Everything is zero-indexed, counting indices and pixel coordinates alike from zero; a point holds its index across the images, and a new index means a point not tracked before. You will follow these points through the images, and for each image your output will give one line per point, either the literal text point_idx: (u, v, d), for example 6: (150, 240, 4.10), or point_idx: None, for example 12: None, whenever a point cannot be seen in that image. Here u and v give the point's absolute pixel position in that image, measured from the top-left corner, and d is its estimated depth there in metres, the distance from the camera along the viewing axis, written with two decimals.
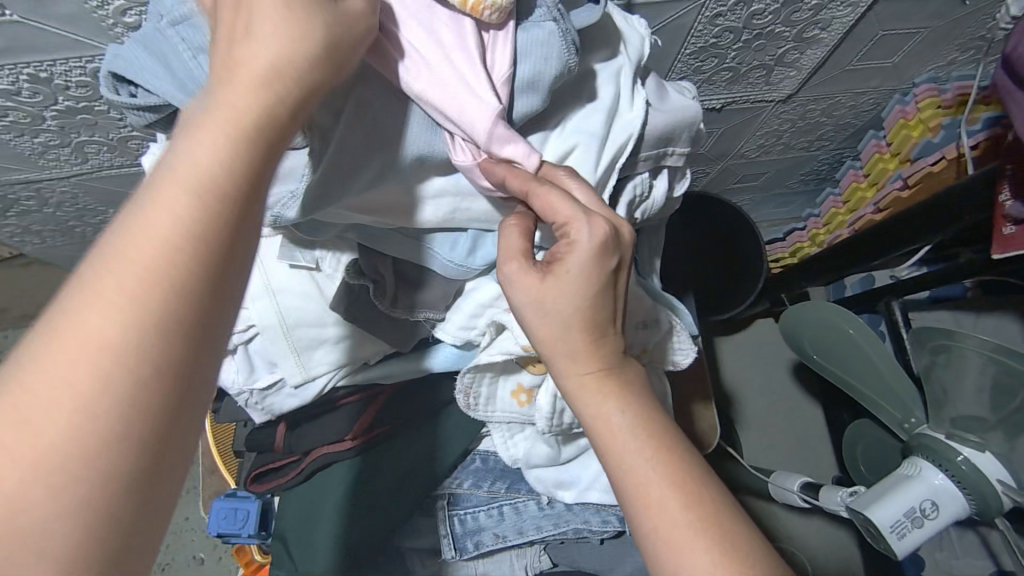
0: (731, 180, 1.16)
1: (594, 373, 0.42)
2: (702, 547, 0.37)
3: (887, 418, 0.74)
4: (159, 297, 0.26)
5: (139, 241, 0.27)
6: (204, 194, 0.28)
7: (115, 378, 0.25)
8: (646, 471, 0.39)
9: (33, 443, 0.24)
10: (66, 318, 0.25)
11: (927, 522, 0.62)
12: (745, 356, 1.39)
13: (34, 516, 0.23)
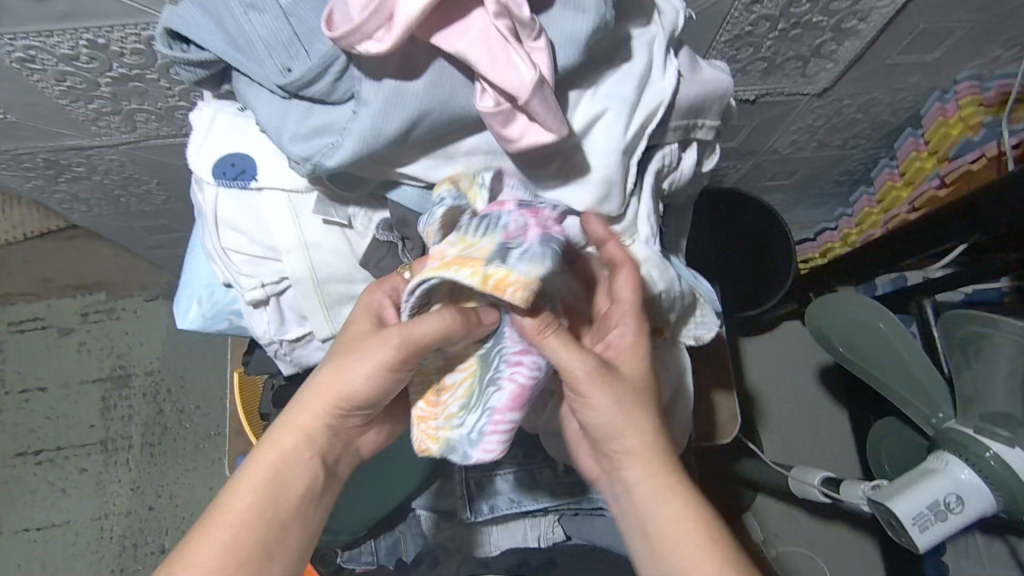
0: (763, 178, 1.15)
1: (648, 481, 0.46)
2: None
3: (913, 414, 0.73)
4: (291, 470, 0.46)
5: (289, 438, 0.47)
6: (257, 515, 0.45)
7: (226, 541, 0.43)
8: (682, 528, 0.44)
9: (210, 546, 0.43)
10: (246, 479, 0.46)
11: (951, 517, 0.61)
12: (771, 357, 1.37)
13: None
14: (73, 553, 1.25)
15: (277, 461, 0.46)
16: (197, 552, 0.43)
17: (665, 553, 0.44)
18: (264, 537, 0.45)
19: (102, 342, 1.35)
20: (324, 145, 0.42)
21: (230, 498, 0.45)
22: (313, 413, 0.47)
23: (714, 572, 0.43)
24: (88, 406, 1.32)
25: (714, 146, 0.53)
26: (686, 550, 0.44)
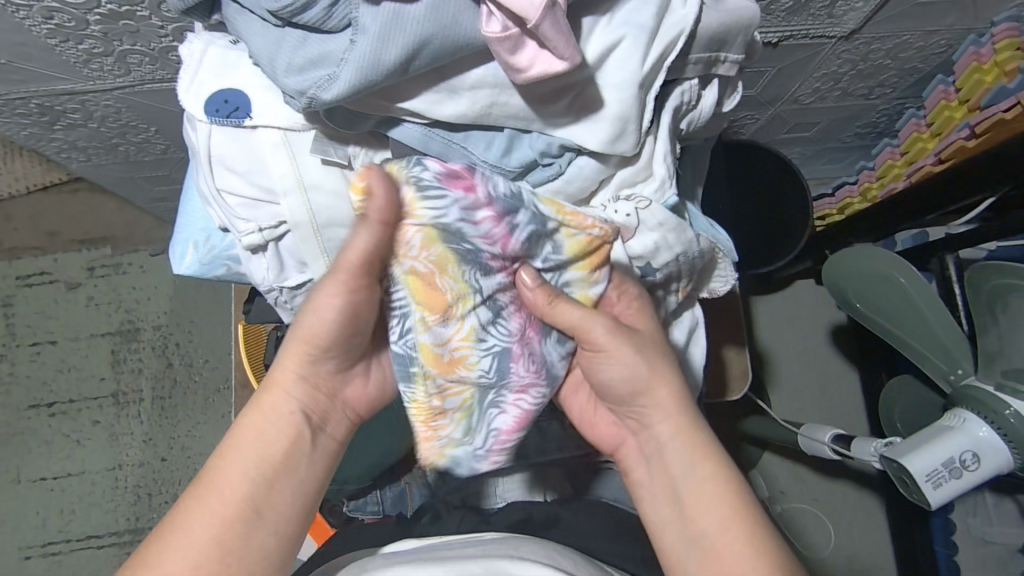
0: (781, 130, 1.10)
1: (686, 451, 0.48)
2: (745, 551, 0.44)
3: (930, 370, 0.71)
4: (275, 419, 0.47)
5: (274, 391, 0.47)
6: (241, 473, 0.45)
7: (215, 489, 0.44)
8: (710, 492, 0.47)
9: (201, 492, 0.44)
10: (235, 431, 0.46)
11: (966, 474, 0.60)
12: (783, 316, 1.35)
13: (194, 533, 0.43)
14: (89, 501, 1.28)
15: (260, 420, 0.47)
16: (185, 513, 0.44)
17: (690, 518, 0.47)
18: (249, 495, 0.45)
19: (110, 296, 1.35)
20: (320, 77, 0.40)
21: (217, 461, 0.45)
22: (290, 370, 0.48)
23: (732, 531, 0.45)
24: (97, 360, 1.33)
25: (737, 83, 0.50)
26: (709, 513, 0.46)
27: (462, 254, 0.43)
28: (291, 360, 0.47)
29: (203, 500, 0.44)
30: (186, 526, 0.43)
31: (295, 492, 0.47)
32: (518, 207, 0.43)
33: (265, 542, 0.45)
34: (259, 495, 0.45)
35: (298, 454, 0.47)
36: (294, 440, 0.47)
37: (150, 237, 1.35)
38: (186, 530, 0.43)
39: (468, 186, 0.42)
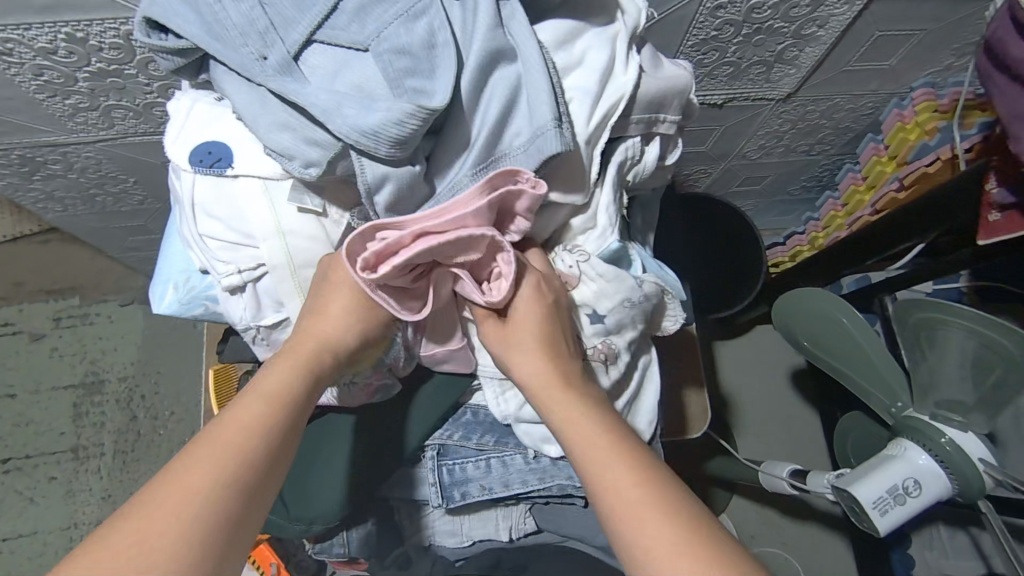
0: (733, 183, 1.18)
1: (643, 468, 0.41)
2: (665, 524, 0.38)
3: (875, 404, 0.75)
4: (317, 357, 0.46)
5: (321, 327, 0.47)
6: (281, 408, 0.43)
7: (262, 404, 0.42)
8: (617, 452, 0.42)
9: (249, 406, 0.42)
10: (281, 358, 0.46)
11: (910, 501, 0.63)
12: (745, 361, 1.40)
13: (238, 440, 0.40)
14: (39, 564, 1.21)
15: (301, 361, 0.46)
16: (222, 436, 0.40)
17: (607, 481, 0.41)
18: (287, 438, 0.43)
19: (75, 347, 1.33)
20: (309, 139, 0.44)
21: (256, 391, 0.43)
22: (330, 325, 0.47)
23: (651, 502, 0.39)
24: (59, 413, 1.30)
25: (677, 141, 0.56)
26: (633, 487, 0.40)
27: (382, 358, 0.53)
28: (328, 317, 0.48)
29: (245, 428, 0.41)
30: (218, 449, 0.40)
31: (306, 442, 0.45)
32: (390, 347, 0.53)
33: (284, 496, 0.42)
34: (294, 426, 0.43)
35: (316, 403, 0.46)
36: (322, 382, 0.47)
37: (120, 287, 1.34)
38: (231, 440, 0.40)
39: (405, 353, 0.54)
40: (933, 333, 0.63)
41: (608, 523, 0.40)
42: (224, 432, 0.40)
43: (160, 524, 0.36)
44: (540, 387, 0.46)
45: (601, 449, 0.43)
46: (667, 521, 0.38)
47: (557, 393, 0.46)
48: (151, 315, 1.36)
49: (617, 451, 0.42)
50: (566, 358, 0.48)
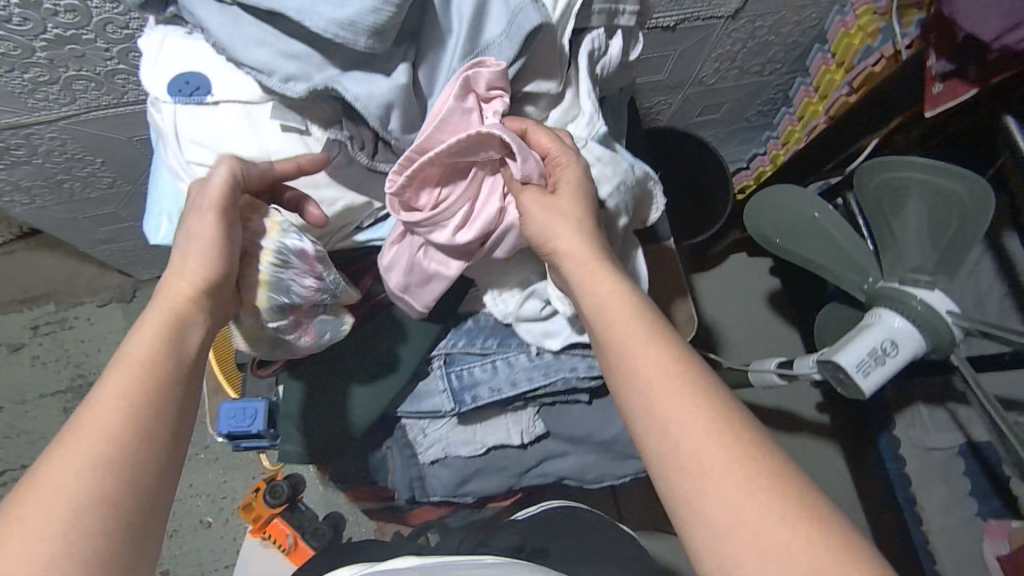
0: (693, 114, 1.21)
1: (657, 348, 0.45)
2: (712, 432, 0.41)
3: (849, 286, 0.78)
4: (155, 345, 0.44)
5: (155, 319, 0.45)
6: (155, 374, 0.43)
7: (113, 410, 0.41)
8: (670, 362, 0.44)
9: (94, 416, 0.40)
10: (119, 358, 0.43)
11: (888, 360, 0.68)
12: (723, 289, 1.45)
13: (96, 450, 0.39)
14: None
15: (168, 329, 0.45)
16: (98, 415, 0.40)
17: (653, 386, 0.43)
18: (154, 429, 0.42)
19: (58, 353, 1.31)
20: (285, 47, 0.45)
21: (126, 364, 0.43)
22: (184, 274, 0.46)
23: (698, 411, 0.42)
24: (49, 420, 1.28)
25: (638, 37, 0.59)
26: (684, 396, 0.42)
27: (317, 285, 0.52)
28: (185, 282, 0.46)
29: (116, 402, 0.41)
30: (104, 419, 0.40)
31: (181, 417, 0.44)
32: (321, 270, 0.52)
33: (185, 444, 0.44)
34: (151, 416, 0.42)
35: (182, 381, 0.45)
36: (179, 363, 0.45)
37: (96, 288, 1.32)
38: (81, 451, 0.39)
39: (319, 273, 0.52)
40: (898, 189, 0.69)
41: (619, 393, 0.45)
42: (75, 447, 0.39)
43: (59, 498, 0.37)
44: (573, 256, 0.49)
45: (619, 327, 0.46)
46: (713, 429, 0.41)
47: (603, 292, 0.48)
48: (131, 312, 1.34)
49: (637, 328, 0.46)
50: (595, 233, 0.50)
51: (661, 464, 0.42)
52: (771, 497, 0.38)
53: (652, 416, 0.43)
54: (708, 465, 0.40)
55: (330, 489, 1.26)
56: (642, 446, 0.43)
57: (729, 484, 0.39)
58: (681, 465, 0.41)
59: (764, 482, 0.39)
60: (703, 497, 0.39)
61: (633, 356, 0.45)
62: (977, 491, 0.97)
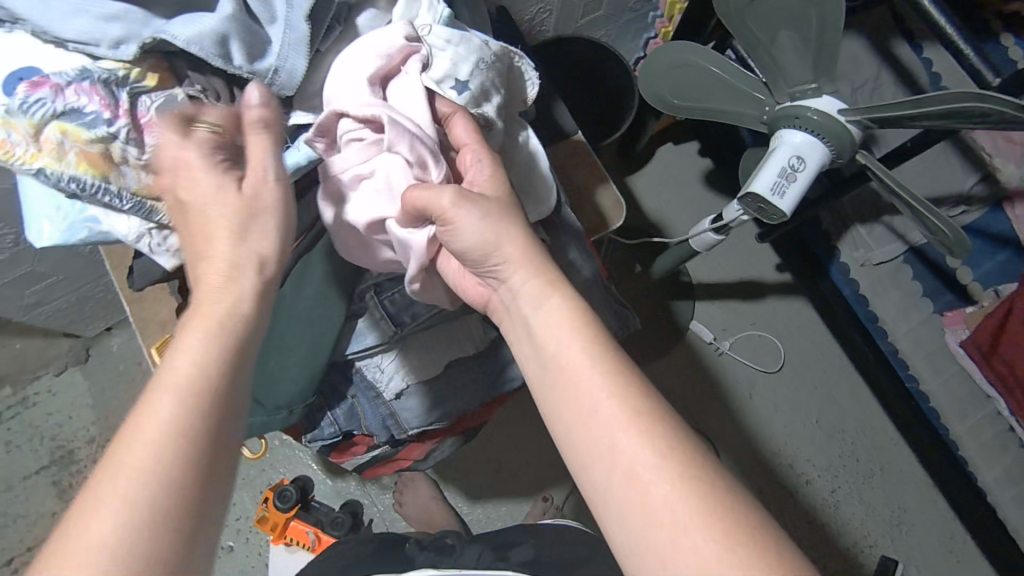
0: (576, 18, 1.18)
1: (603, 376, 0.47)
2: (666, 476, 0.43)
3: (749, 121, 0.81)
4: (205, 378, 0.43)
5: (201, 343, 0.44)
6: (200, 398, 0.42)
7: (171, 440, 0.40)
8: (633, 405, 0.46)
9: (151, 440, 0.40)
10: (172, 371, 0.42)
11: (798, 175, 0.71)
12: (659, 183, 1.46)
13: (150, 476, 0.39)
14: None
15: (213, 327, 0.44)
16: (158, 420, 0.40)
17: (605, 437, 0.46)
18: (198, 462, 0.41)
19: (30, 432, 1.28)
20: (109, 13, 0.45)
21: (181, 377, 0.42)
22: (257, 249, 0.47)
23: (651, 457, 0.44)
24: (44, 498, 1.25)
25: None
26: (639, 444, 0.45)
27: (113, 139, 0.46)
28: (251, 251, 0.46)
29: (178, 391, 0.42)
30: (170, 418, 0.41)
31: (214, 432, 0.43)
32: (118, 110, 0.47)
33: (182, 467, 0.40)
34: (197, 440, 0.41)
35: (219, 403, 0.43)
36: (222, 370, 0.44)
37: (46, 359, 1.29)
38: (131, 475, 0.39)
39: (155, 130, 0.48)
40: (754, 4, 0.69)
41: (566, 421, 0.48)
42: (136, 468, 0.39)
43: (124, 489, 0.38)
44: (523, 274, 0.51)
45: (553, 353, 0.50)
46: (674, 478, 0.43)
47: (556, 329, 0.50)
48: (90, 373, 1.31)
49: (575, 355, 0.49)
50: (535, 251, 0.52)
51: (621, 525, 0.44)
52: (703, 508, 0.41)
53: (592, 443, 0.46)
54: (663, 507, 0.42)
55: (339, 480, 1.27)
56: (583, 469, 0.47)
57: (668, 507, 0.42)
58: (639, 512, 0.43)
59: (703, 505, 0.42)
60: (647, 522, 0.43)
61: (574, 379, 0.48)
62: (929, 290, 1.03)
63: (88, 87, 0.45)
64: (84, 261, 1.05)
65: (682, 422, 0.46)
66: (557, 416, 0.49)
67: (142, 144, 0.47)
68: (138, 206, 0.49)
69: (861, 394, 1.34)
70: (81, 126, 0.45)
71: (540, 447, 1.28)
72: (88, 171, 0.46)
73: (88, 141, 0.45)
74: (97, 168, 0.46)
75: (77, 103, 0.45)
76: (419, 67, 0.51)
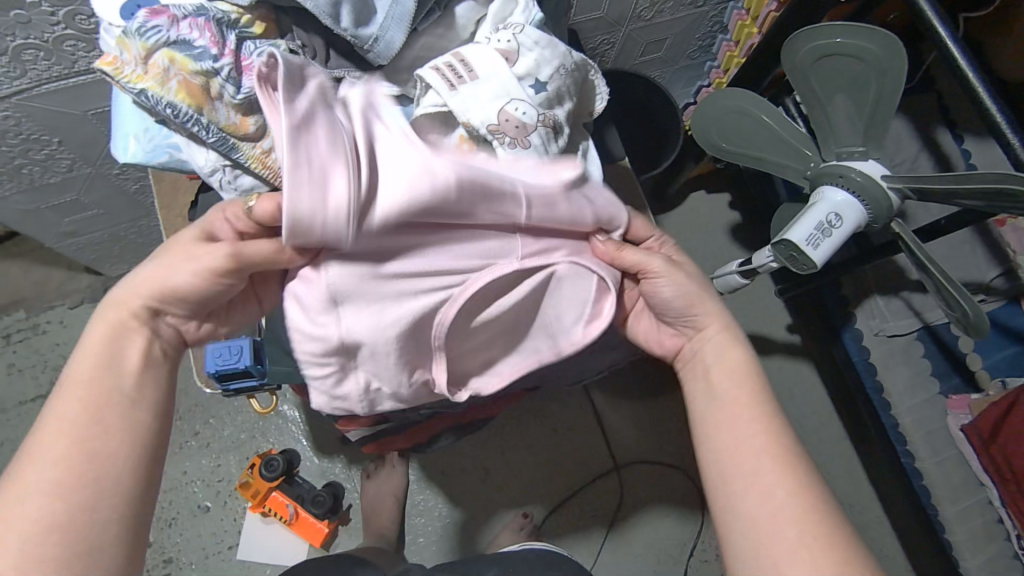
0: (636, 55, 1.21)
1: (741, 391, 0.60)
2: (795, 511, 0.52)
3: (792, 175, 0.83)
4: (80, 425, 0.48)
5: (59, 412, 0.48)
6: (80, 444, 0.47)
7: (48, 496, 0.45)
8: (763, 423, 0.57)
9: (28, 499, 0.45)
10: (37, 443, 0.47)
11: (835, 231, 0.73)
12: (686, 226, 1.50)
13: (44, 526, 0.44)
14: None
15: (84, 386, 0.49)
16: (46, 466, 0.46)
17: (735, 438, 0.57)
18: (81, 499, 0.46)
19: (33, 359, 1.29)
20: None
21: (54, 433, 0.47)
22: (81, 364, 0.50)
23: (777, 477, 0.53)
24: (33, 425, 1.25)
25: None
26: (768, 470, 0.54)
27: (216, 74, 0.49)
28: (87, 355, 0.50)
29: (54, 435, 0.47)
30: (58, 471, 0.46)
31: (106, 473, 0.47)
32: (224, 54, 0.50)
33: (53, 506, 0.45)
34: (80, 480, 0.46)
35: (107, 444, 0.48)
36: (103, 397, 0.49)
37: (65, 290, 1.31)
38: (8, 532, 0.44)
39: (260, 76, 0.51)
40: (827, 57, 0.71)
41: (712, 428, 0.59)
42: (26, 525, 0.44)
43: (9, 542, 0.44)
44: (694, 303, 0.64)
45: (721, 399, 0.60)
46: (806, 511, 0.52)
47: (714, 334, 0.64)
48: None
49: (722, 361, 0.62)
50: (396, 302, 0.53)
51: (744, 537, 0.53)
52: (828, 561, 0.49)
53: (727, 455, 0.56)
54: (788, 536, 0.51)
55: (326, 460, 1.27)
56: (715, 474, 0.57)
57: (791, 545, 0.50)
58: (762, 530, 0.52)
59: (822, 543, 0.50)
60: (769, 539, 0.51)
61: (736, 426, 0.57)
62: (938, 371, 1.05)
63: (203, 26, 0.50)
64: (127, 198, 1.07)
65: (804, 458, 0.55)
66: (707, 429, 0.59)
67: (237, 82, 0.50)
68: (222, 141, 0.51)
69: (851, 466, 1.34)
70: (189, 57, 0.48)
71: (529, 462, 1.28)
72: (187, 100, 0.48)
73: (193, 71, 0.48)
74: (196, 98, 0.49)
75: (188, 36, 0.49)
76: (505, 60, 0.54)
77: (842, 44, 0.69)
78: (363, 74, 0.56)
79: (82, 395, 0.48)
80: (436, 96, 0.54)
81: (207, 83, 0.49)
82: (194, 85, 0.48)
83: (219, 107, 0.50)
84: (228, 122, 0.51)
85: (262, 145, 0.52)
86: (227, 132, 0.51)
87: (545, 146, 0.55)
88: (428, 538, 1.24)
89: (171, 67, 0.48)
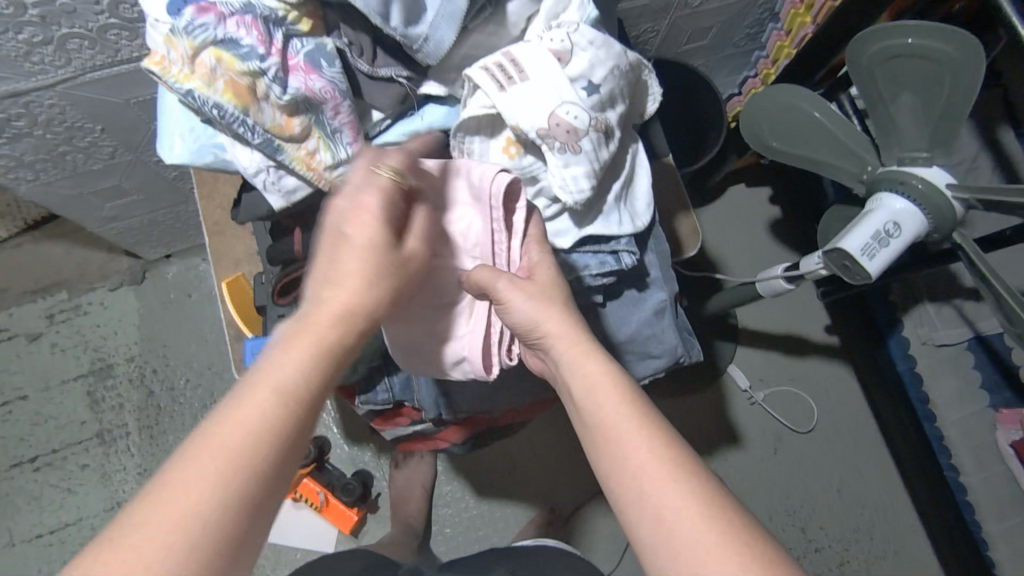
0: (680, 44, 1.17)
1: (616, 394, 0.51)
2: (698, 517, 0.44)
3: (845, 177, 0.80)
4: (298, 395, 0.45)
5: (280, 363, 0.45)
6: (287, 407, 0.44)
7: (246, 450, 0.42)
8: (637, 427, 0.49)
9: (223, 453, 0.41)
10: (255, 392, 0.44)
11: (892, 241, 0.70)
12: (724, 221, 1.45)
13: (230, 481, 0.41)
14: None
15: (314, 344, 0.46)
16: (251, 421, 0.43)
17: (615, 450, 0.49)
18: (272, 469, 0.43)
19: (75, 338, 1.32)
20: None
21: (268, 383, 0.44)
22: (326, 310, 0.47)
23: (672, 485, 0.46)
24: (75, 403, 1.29)
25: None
26: (661, 480, 0.46)
27: (263, 75, 0.48)
28: (338, 296, 0.49)
29: (271, 391, 0.44)
30: (266, 429, 0.43)
31: (291, 445, 0.45)
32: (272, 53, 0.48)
33: (242, 464, 0.42)
34: (279, 446, 0.43)
35: (304, 419, 0.45)
36: (324, 364, 0.47)
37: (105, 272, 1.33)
38: (204, 474, 0.40)
39: (306, 76, 0.50)
40: (893, 56, 0.67)
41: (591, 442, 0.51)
42: (211, 476, 0.40)
43: (198, 480, 0.40)
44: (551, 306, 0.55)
45: (598, 401, 0.52)
46: (706, 518, 0.44)
47: (563, 333, 0.55)
48: (142, 293, 1.35)
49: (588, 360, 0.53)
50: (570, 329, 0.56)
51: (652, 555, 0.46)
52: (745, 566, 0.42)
53: (618, 473, 0.48)
54: (701, 552, 0.43)
55: (356, 447, 1.28)
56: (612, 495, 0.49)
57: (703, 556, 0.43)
58: (667, 549, 0.44)
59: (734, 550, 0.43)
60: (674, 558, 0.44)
61: (613, 434, 0.49)
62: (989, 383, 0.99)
63: (250, 23, 0.47)
64: (166, 184, 1.08)
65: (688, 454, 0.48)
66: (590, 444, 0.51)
67: (283, 82, 0.49)
68: (267, 142, 0.51)
69: (887, 473, 1.31)
70: (235, 56, 0.47)
71: (555, 457, 1.27)
72: (233, 101, 0.48)
73: (240, 72, 0.47)
74: (241, 98, 0.48)
75: (236, 34, 0.47)
76: (558, 60, 0.52)
77: (912, 45, 0.65)
78: (411, 73, 0.55)
79: (313, 351, 0.46)
80: (484, 97, 0.53)
81: (255, 84, 0.48)
82: (243, 86, 0.48)
83: (265, 107, 0.49)
84: (273, 123, 0.50)
85: (306, 146, 0.52)
86: (273, 132, 0.51)
87: (596, 152, 0.53)
88: (454, 528, 1.24)
89: (221, 67, 0.47)
